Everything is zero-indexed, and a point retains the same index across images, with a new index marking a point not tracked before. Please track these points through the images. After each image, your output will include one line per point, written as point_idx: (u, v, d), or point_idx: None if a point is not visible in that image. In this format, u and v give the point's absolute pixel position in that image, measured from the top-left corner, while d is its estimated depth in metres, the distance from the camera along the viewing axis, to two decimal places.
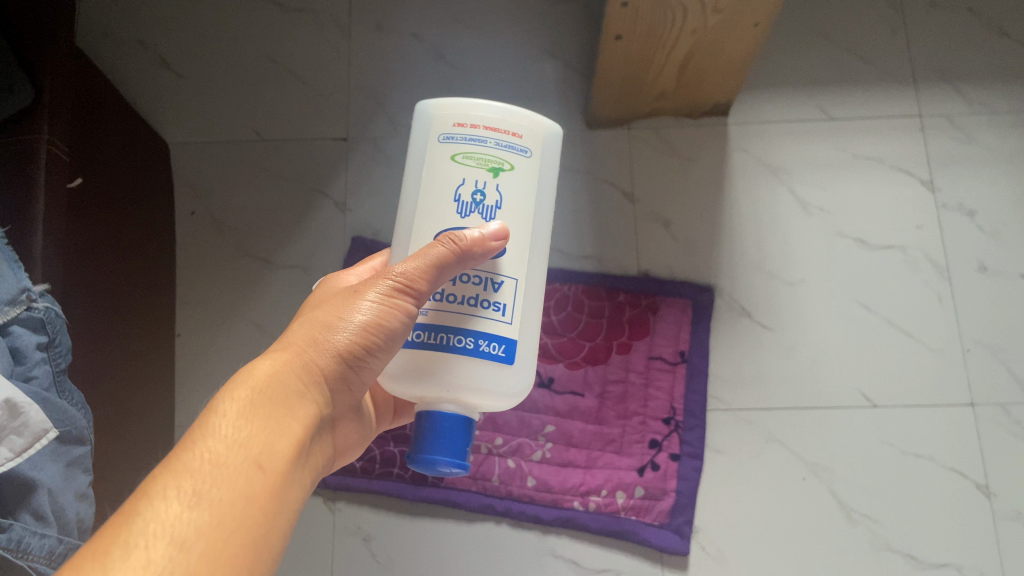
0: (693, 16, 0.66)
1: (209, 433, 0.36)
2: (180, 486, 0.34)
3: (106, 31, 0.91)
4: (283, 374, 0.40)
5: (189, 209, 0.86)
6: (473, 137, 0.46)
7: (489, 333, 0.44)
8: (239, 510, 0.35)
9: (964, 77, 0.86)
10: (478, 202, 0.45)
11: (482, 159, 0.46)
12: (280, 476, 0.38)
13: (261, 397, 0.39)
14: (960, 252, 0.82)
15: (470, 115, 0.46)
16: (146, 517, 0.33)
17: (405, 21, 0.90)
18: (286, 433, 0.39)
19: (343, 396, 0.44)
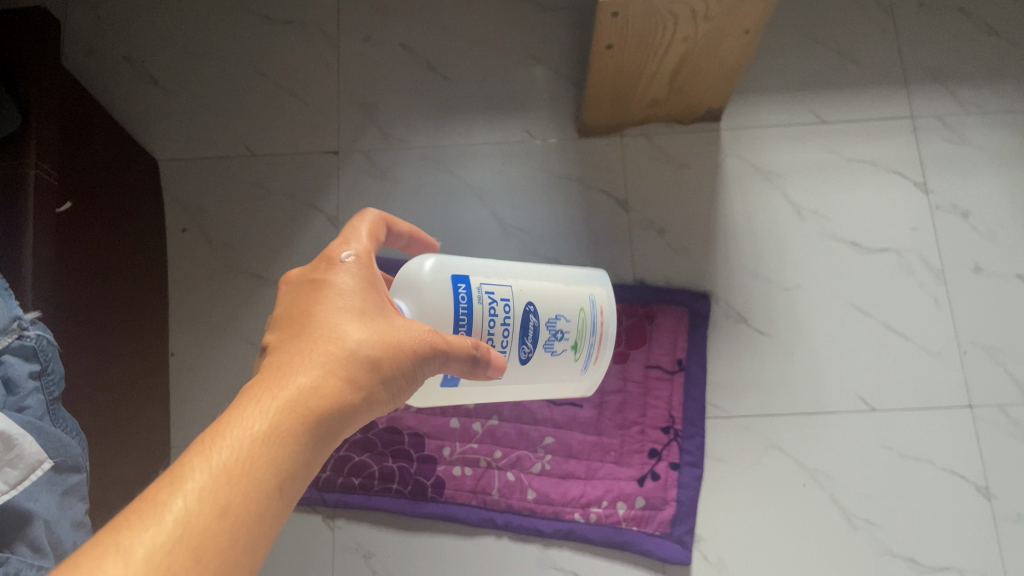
0: (683, 24, 0.66)
1: (254, 445, 0.35)
2: (212, 490, 0.33)
3: (91, 48, 0.90)
4: (330, 400, 0.39)
5: (180, 227, 0.86)
6: (593, 325, 0.57)
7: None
8: (256, 532, 0.34)
9: (955, 77, 0.86)
10: (550, 336, 0.55)
11: (577, 331, 0.56)
12: (288, 509, 0.36)
13: (308, 418, 0.37)
14: (955, 253, 0.82)
15: (607, 326, 0.58)
16: (174, 517, 0.32)
17: (394, 31, 0.90)
18: (307, 468, 0.38)
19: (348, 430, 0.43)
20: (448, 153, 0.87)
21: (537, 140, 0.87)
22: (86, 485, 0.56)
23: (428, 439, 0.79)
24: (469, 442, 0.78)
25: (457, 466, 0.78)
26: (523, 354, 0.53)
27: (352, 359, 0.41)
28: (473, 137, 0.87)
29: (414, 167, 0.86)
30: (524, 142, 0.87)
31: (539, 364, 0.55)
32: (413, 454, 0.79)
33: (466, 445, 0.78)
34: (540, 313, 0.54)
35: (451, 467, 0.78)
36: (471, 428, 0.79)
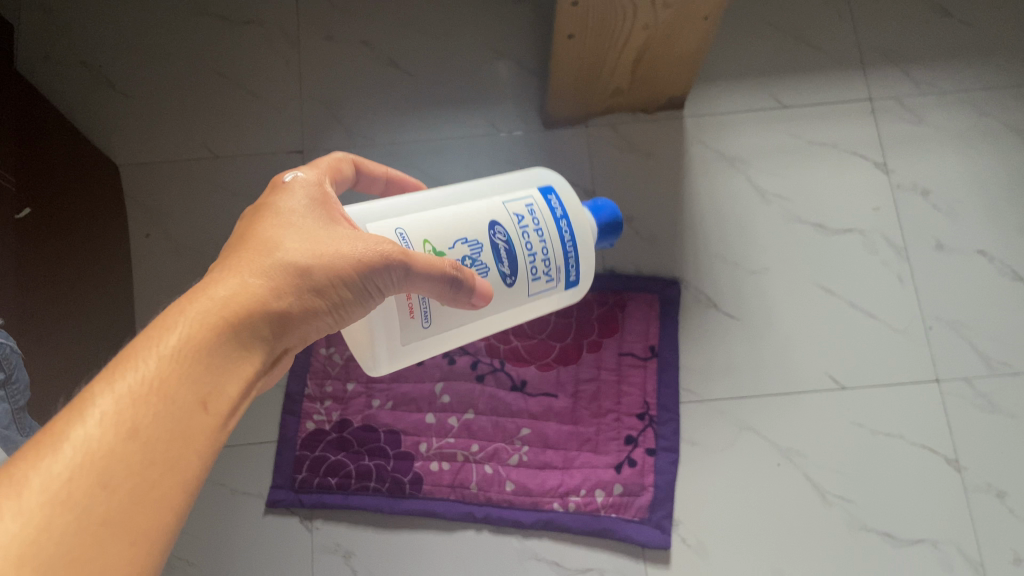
0: (643, 11, 0.66)
1: (161, 359, 0.34)
2: (119, 412, 0.32)
3: (46, 54, 0.89)
4: (244, 309, 0.38)
5: (143, 232, 0.84)
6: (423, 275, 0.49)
7: (548, 204, 0.54)
8: (174, 451, 0.33)
9: (910, 58, 0.87)
10: (473, 255, 0.51)
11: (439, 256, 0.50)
12: (221, 426, 0.35)
13: (223, 330, 0.36)
14: (917, 231, 0.83)
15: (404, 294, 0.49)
16: (76, 442, 0.30)
17: (355, 28, 0.89)
18: (240, 373, 0.37)
19: (297, 336, 0.41)
20: (414, 149, 0.86)
21: (503, 133, 0.87)
22: None
23: (404, 436, 0.78)
24: (445, 437, 0.78)
25: (434, 461, 0.78)
26: (493, 230, 0.52)
27: (273, 273, 0.40)
28: (439, 132, 0.87)
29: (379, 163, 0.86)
30: (489, 135, 0.87)
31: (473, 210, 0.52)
32: (389, 451, 0.78)
33: (443, 440, 0.78)
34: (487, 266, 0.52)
35: (428, 463, 0.78)
36: (447, 423, 0.79)
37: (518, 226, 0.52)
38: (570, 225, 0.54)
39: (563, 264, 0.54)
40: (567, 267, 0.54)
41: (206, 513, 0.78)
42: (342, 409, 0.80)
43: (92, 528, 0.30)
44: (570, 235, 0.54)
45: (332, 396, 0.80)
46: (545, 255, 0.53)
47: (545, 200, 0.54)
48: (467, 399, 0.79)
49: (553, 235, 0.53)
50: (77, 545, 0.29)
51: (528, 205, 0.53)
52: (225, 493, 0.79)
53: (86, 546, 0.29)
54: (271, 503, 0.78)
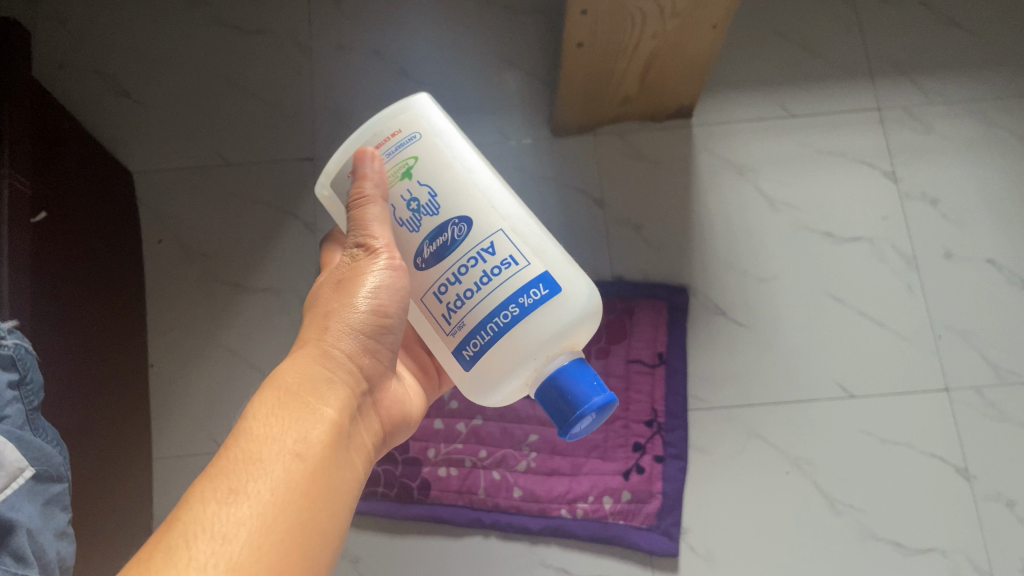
0: (652, 20, 0.66)
1: (243, 435, 0.39)
2: (216, 487, 0.37)
3: (63, 63, 0.90)
4: (307, 370, 0.43)
5: (156, 238, 0.85)
6: (368, 170, 0.48)
7: (517, 287, 0.44)
8: (278, 497, 0.37)
9: (918, 68, 0.88)
10: (421, 207, 0.46)
11: (397, 164, 0.47)
12: (320, 462, 0.40)
13: (288, 394, 0.42)
14: (926, 240, 0.83)
15: (344, 182, 0.49)
16: (187, 521, 0.35)
17: (365, 38, 0.90)
18: (320, 418, 0.42)
19: (369, 371, 0.47)
20: None
21: (511, 141, 0.87)
22: (68, 493, 0.55)
23: (412, 441, 0.79)
24: (453, 442, 0.78)
25: (442, 467, 0.78)
26: (456, 223, 0.45)
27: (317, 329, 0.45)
28: None
29: None
30: (498, 143, 0.87)
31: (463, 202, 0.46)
32: (397, 456, 0.78)
33: (451, 446, 0.78)
34: (426, 242, 0.46)
35: (436, 469, 0.78)
36: (454, 428, 0.79)
37: (473, 259, 0.45)
38: (508, 318, 0.44)
39: (470, 326, 0.45)
40: (472, 333, 0.45)
41: None
42: None
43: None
44: (495, 327, 0.44)
45: None
46: (467, 295, 0.45)
47: (513, 289, 0.44)
48: (475, 405, 0.79)
49: (489, 301, 0.44)
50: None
51: (508, 263, 0.44)
52: None
53: None
54: None
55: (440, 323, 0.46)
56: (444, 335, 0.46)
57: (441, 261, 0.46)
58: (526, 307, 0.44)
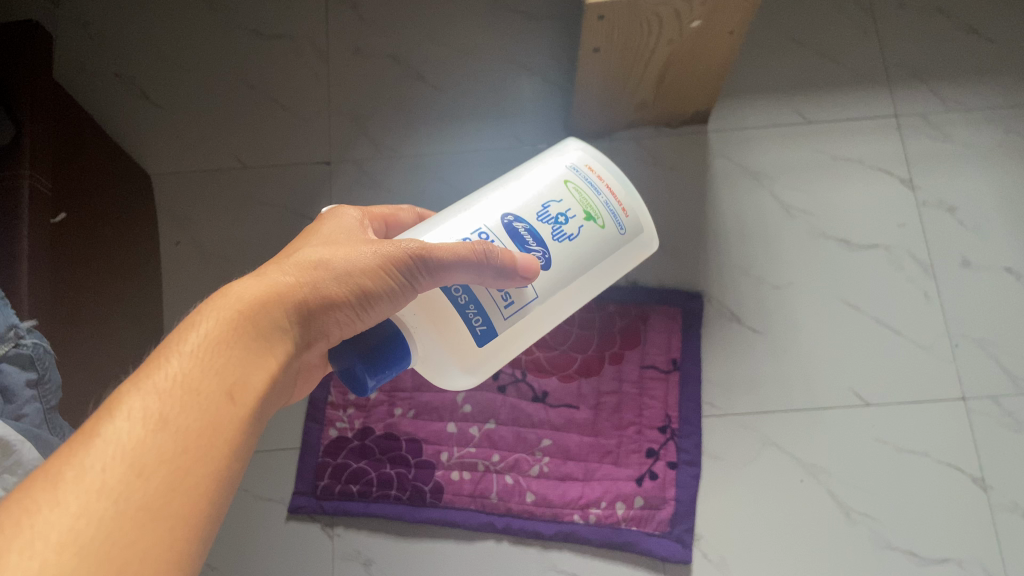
0: (669, 26, 0.66)
1: (185, 355, 0.35)
2: (146, 408, 0.33)
3: (83, 66, 0.91)
4: (272, 311, 0.39)
5: (173, 240, 0.86)
6: (592, 184, 0.50)
7: (483, 303, 0.46)
8: (204, 439, 0.34)
9: (936, 75, 0.87)
10: (555, 223, 0.49)
11: (596, 207, 0.50)
12: (250, 416, 0.36)
13: (247, 327, 0.38)
14: (944, 248, 0.83)
15: (583, 162, 0.51)
16: (107, 438, 0.32)
17: (382, 42, 0.91)
18: (263, 369, 0.38)
19: (318, 342, 0.43)
20: (438, 161, 0.87)
21: (527, 145, 0.87)
22: None
23: (425, 445, 0.79)
24: (466, 446, 0.78)
25: (455, 470, 0.78)
26: (545, 251, 0.48)
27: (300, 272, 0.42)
28: (464, 146, 0.88)
29: (405, 175, 0.87)
30: (513, 148, 0.87)
31: (564, 258, 0.48)
32: (411, 460, 0.79)
33: (464, 450, 0.78)
34: (527, 219, 0.49)
35: (449, 472, 0.78)
36: (468, 432, 0.79)
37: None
38: (467, 314, 0.46)
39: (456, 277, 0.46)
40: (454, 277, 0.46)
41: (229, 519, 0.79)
42: (364, 417, 0.80)
43: (129, 513, 0.30)
44: (462, 297, 0.46)
45: (355, 404, 0.81)
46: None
47: (494, 311, 0.46)
48: (488, 409, 0.79)
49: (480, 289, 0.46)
50: (116, 529, 0.30)
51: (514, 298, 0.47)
52: (248, 499, 0.79)
53: (127, 529, 0.30)
54: (293, 510, 0.78)
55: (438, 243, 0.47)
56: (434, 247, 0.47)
57: (515, 237, 0.48)
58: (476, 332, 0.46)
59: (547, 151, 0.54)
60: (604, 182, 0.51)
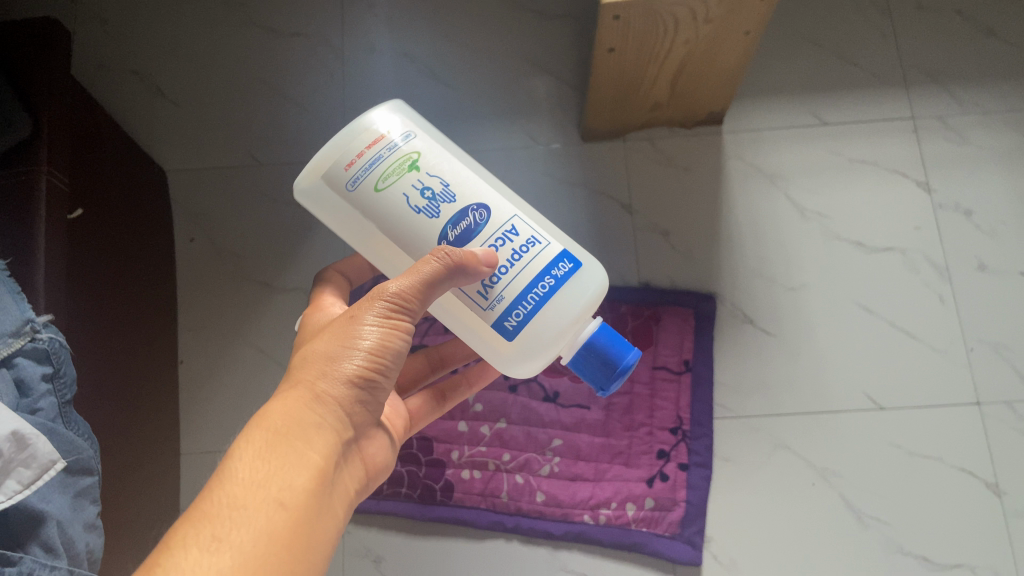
0: (684, 26, 0.66)
1: (228, 478, 0.40)
2: (201, 532, 0.37)
3: (101, 63, 0.91)
4: (297, 413, 0.44)
5: (188, 236, 0.86)
6: (375, 161, 0.47)
7: (550, 262, 0.47)
8: (260, 547, 0.38)
9: (954, 78, 0.86)
10: (436, 197, 0.47)
11: (401, 156, 0.47)
12: (302, 511, 0.41)
13: (277, 438, 0.43)
14: (960, 252, 0.82)
15: (342, 171, 0.47)
16: (170, 564, 0.36)
17: (397, 41, 0.91)
18: (304, 467, 0.43)
19: (358, 418, 0.47)
20: None
21: (541, 145, 0.88)
22: (98, 487, 0.56)
23: (436, 443, 0.79)
24: (477, 445, 0.79)
25: (466, 469, 0.78)
26: (475, 208, 0.47)
27: (313, 373, 0.45)
28: (477, 144, 0.88)
29: None
30: (527, 147, 0.88)
31: (468, 193, 0.47)
32: (422, 458, 0.79)
33: (475, 448, 0.79)
34: (446, 223, 0.47)
35: (460, 471, 0.78)
36: (479, 431, 0.79)
37: (497, 242, 0.47)
38: (552, 287, 0.46)
39: (509, 301, 0.46)
40: (511, 307, 0.46)
41: None
42: None
43: None
44: (537, 297, 0.46)
45: None
46: (497, 272, 0.46)
47: (545, 265, 0.47)
48: (499, 408, 0.79)
49: (522, 278, 0.46)
50: None
51: (530, 244, 0.47)
52: None
53: None
54: None
55: (477, 301, 0.47)
56: (484, 311, 0.47)
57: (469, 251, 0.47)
58: (566, 275, 0.47)
59: (314, 211, 0.49)
60: (367, 148, 0.47)
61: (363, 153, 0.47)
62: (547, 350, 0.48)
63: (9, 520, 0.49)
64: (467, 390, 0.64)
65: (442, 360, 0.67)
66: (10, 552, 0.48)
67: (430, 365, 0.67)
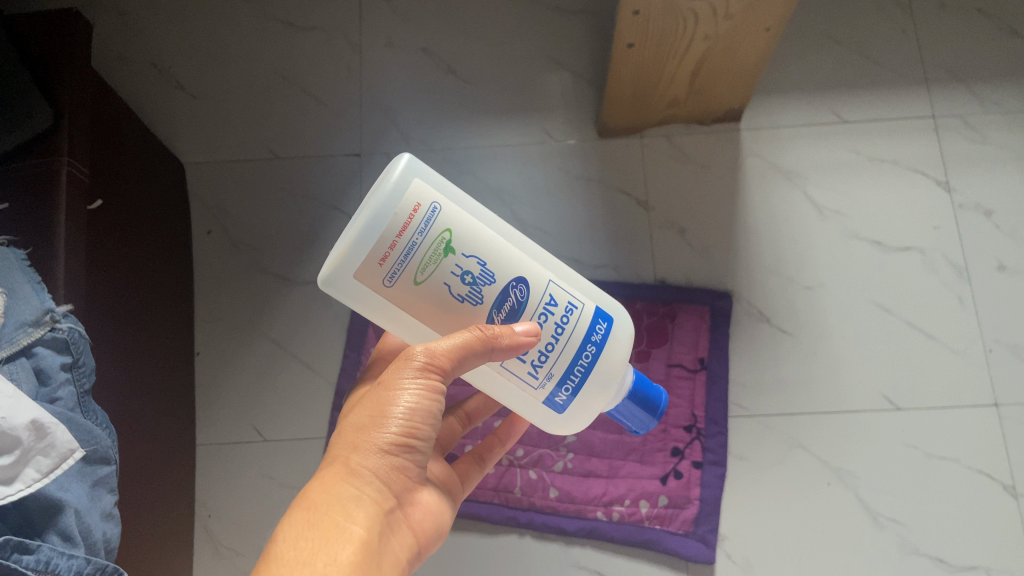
0: (704, 23, 0.66)
1: (275, 558, 0.40)
2: None
3: (119, 55, 0.92)
4: (335, 490, 0.44)
5: (205, 228, 0.87)
6: (409, 249, 0.44)
7: (588, 328, 0.48)
8: None
9: (975, 76, 0.86)
10: (478, 280, 0.46)
11: (434, 240, 0.44)
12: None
13: (316, 516, 0.43)
14: (980, 252, 0.81)
15: (379, 268, 0.44)
16: None
17: (415, 36, 0.91)
18: (347, 539, 0.42)
19: (399, 485, 0.47)
20: (469, 155, 0.87)
21: (557, 141, 0.87)
22: (116, 477, 0.56)
23: None
24: None
25: None
26: (514, 285, 0.47)
27: (347, 446, 0.46)
28: (492, 139, 0.88)
29: (434, 169, 0.87)
30: (543, 143, 0.87)
31: (510, 265, 0.46)
32: None
33: None
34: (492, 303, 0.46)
35: None
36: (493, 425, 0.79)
37: (540, 318, 0.47)
38: (595, 354, 0.48)
39: (560, 377, 0.48)
40: (561, 382, 0.48)
41: (256, 508, 0.79)
42: None
43: None
44: (584, 368, 0.48)
45: None
46: (544, 351, 0.47)
47: (586, 333, 0.48)
48: None
49: (568, 353, 0.48)
50: None
51: (568, 315, 0.48)
52: (272, 487, 0.79)
53: None
54: None
55: (527, 378, 0.48)
56: (534, 388, 0.49)
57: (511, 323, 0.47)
58: (605, 335, 0.49)
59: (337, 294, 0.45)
60: (401, 234, 0.44)
61: (399, 243, 0.44)
62: (601, 408, 0.51)
63: (29, 508, 0.49)
64: (502, 447, 0.63)
65: (469, 416, 0.63)
66: (29, 539, 0.49)
67: (461, 422, 0.63)
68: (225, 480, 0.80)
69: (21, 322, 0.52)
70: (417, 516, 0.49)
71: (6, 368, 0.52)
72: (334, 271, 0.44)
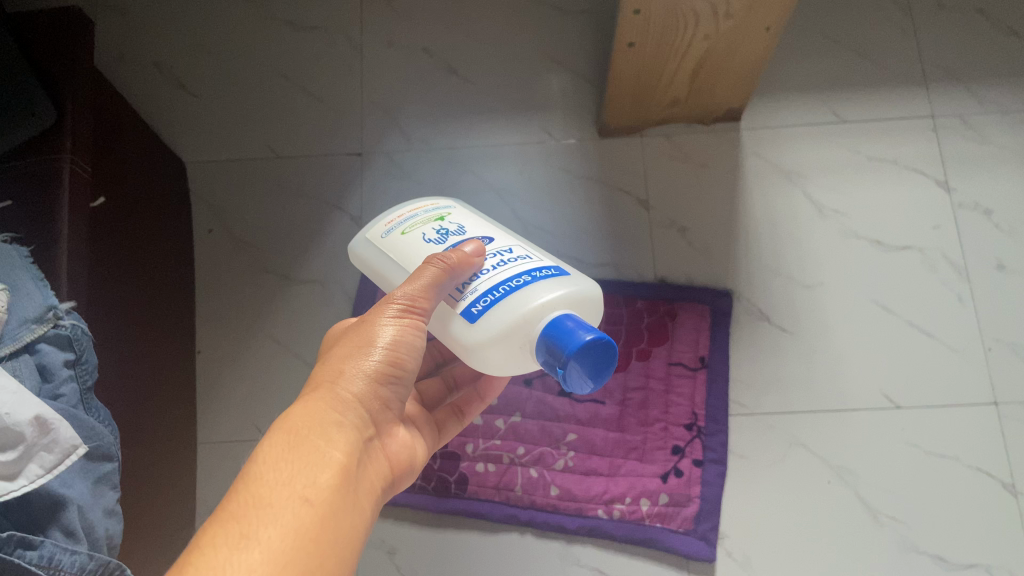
0: (705, 23, 0.66)
1: (254, 479, 0.39)
2: (227, 532, 0.37)
3: (121, 55, 0.92)
4: (316, 413, 0.42)
5: (206, 227, 0.87)
6: (410, 215, 0.51)
7: (529, 266, 0.45)
8: (288, 547, 0.37)
9: (974, 76, 0.86)
10: (449, 233, 0.49)
11: (433, 214, 0.51)
12: (329, 507, 0.39)
13: (297, 438, 0.41)
14: (979, 251, 0.82)
15: (383, 226, 0.51)
16: (197, 565, 0.35)
17: (416, 36, 0.91)
18: (328, 462, 0.41)
19: (380, 414, 0.45)
20: (469, 155, 0.88)
21: (557, 140, 0.88)
22: (118, 474, 0.56)
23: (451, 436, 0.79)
24: (492, 438, 0.79)
25: (480, 462, 0.78)
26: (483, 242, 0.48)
27: (331, 373, 0.44)
28: (493, 139, 0.88)
29: (436, 168, 0.87)
30: (543, 142, 0.88)
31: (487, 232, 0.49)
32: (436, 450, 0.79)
33: (489, 441, 0.79)
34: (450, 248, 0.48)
35: (474, 464, 0.78)
36: (494, 425, 0.79)
37: (490, 254, 0.46)
38: (524, 281, 0.44)
39: (479, 290, 0.44)
40: (478, 295, 0.44)
41: None
42: None
43: None
44: (506, 288, 0.44)
45: None
46: (476, 273, 0.45)
47: (522, 268, 0.45)
48: (514, 402, 0.80)
49: (497, 275, 0.44)
50: None
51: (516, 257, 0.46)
52: None
53: None
54: None
55: (455, 296, 0.45)
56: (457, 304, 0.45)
57: None
58: (544, 275, 0.45)
59: (360, 266, 0.53)
60: (411, 210, 0.52)
61: (405, 213, 0.51)
62: (522, 341, 0.43)
63: (31, 505, 0.49)
64: (482, 402, 0.59)
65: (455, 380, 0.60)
66: (32, 535, 0.48)
67: (447, 383, 0.60)
68: (224, 478, 0.80)
69: (24, 318, 0.53)
70: (396, 448, 0.48)
71: (9, 365, 0.52)
72: (361, 238, 0.52)
